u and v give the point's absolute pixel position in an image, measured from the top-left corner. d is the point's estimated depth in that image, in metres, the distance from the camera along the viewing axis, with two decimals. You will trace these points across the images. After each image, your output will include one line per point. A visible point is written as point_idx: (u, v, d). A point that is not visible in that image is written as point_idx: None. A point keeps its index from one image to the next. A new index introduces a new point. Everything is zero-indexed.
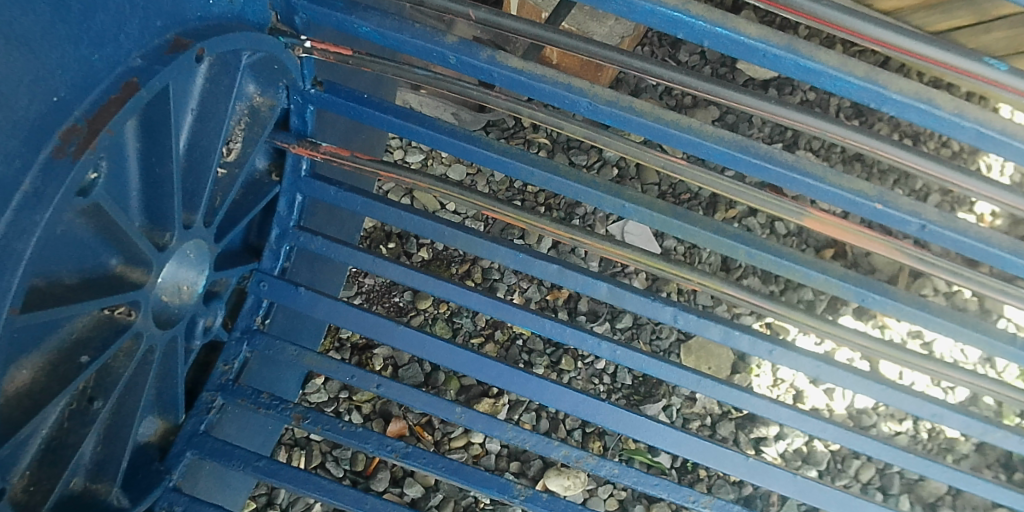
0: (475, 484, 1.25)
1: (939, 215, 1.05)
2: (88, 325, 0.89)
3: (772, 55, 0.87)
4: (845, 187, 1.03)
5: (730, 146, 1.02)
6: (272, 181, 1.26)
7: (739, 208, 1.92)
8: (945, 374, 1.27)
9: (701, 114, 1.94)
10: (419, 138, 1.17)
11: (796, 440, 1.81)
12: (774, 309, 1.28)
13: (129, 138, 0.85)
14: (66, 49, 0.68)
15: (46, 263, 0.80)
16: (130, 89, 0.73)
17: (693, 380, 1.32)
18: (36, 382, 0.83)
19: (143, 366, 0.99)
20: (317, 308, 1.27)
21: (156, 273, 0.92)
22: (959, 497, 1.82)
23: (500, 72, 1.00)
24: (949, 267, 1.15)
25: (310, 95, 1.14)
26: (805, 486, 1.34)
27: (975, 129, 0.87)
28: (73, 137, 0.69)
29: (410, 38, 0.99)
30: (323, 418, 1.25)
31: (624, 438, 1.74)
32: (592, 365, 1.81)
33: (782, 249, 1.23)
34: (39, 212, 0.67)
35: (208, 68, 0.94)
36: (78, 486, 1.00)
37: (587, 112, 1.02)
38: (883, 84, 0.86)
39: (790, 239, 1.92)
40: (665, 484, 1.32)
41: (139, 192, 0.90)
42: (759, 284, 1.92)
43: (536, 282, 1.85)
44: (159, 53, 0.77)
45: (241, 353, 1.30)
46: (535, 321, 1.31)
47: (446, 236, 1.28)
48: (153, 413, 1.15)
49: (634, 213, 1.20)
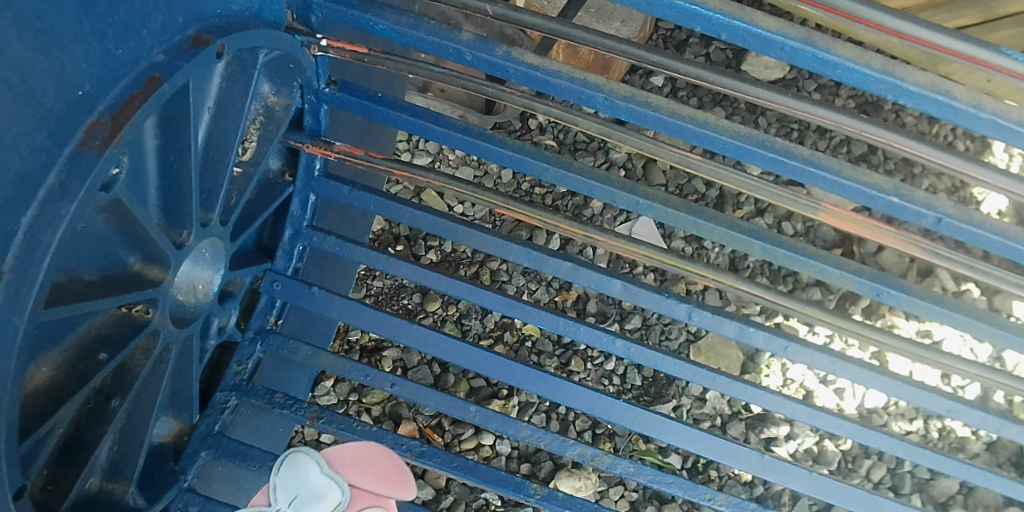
0: (491, 483, 1.25)
1: (955, 207, 1.05)
2: (106, 322, 0.89)
3: (789, 48, 0.87)
4: (861, 181, 1.03)
5: (746, 140, 1.02)
6: (285, 181, 1.26)
7: (747, 208, 1.92)
8: (958, 369, 1.28)
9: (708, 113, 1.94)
10: (433, 137, 1.17)
11: (807, 440, 1.80)
12: (789, 306, 1.28)
13: (149, 135, 0.85)
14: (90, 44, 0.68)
15: (68, 259, 0.80)
16: (153, 84, 0.73)
17: (707, 377, 1.32)
18: (55, 380, 0.83)
19: (160, 366, 0.99)
20: (331, 308, 1.28)
21: (174, 271, 0.92)
22: (970, 496, 1.80)
23: (516, 68, 1.01)
24: (965, 261, 1.14)
25: (324, 94, 1.15)
26: (821, 483, 1.34)
27: (993, 121, 0.87)
28: (97, 131, 0.69)
29: (426, 35, 1.00)
30: (336, 417, 1.26)
31: (634, 439, 1.73)
32: (601, 366, 1.81)
33: (797, 244, 1.23)
34: (63, 206, 0.67)
35: (225, 66, 0.94)
36: (94, 486, 1.00)
37: (602, 107, 1.03)
38: (900, 76, 0.86)
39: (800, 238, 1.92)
40: (680, 482, 1.32)
41: (157, 190, 0.90)
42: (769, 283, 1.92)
43: (545, 283, 1.85)
44: (180, 50, 0.77)
45: (255, 353, 1.30)
46: (549, 319, 1.31)
47: (459, 234, 1.28)
48: (167, 413, 1.15)
49: (648, 209, 1.20)
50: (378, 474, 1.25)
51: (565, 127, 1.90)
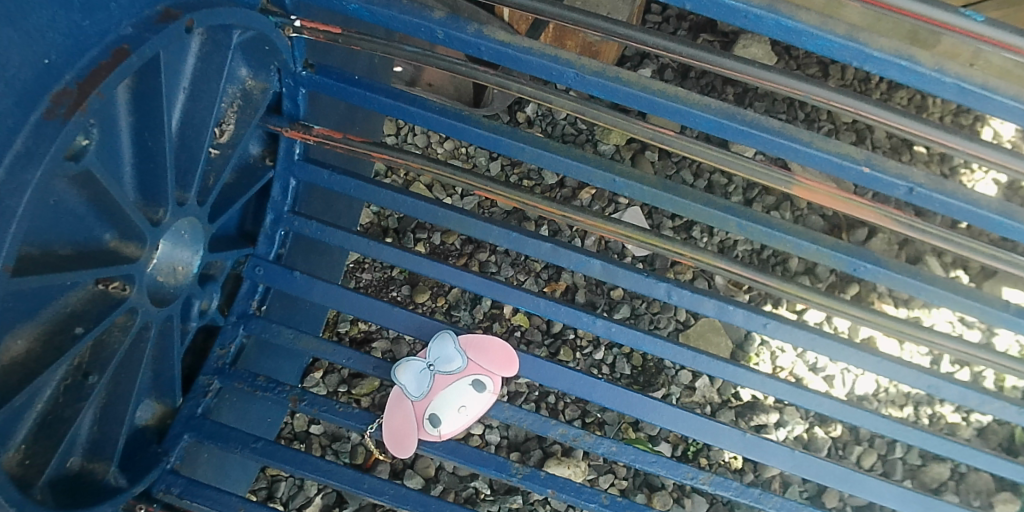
0: (473, 463, 1.29)
1: (927, 178, 1.05)
2: (82, 299, 0.90)
3: (753, 16, 0.89)
4: (832, 151, 1.03)
5: (717, 113, 1.03)
6: (266, 166, 1.28)
7: (746, 186, 1.86)
8: (940, 344, 1.27)
9: (704, 85, 1.91)
10: (411, 118, 1.19)
11: (797, 427, 1.71)
12: (767, 283, 1.29)
13: (121, 110, 0.86)
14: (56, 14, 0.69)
15: (38, 232, 0.81)
16: (120, 55, 0.74)
17: (689, 356, 1.32)
18: (31, 352, 0.84)
19: (139, 344, 1.00)
20: (313, 292, 1.29)
21: (150, 247, 0.93)
22: (962, 482, 1.72)
23: (487, 46, 1.02)
24: (939, 233, 1.15)
25: (301, 77, 1.17)
26: (803, 460, 1.33)
27: (957, 85, 0.88)
28: (64, 100, 0.70)
29: (397, 13, 1.02)
30: (319, 400, 1.28)
31: (623, 428, 1.68)
32: (590, 355, 1.73)
33: (774, 221, 1.24)
34: (30, 172, 0.68)
35: (200, 46, 0.96)
36: (74, 466, 1.01)
37: (574, 83, 1.04)
38: (863, 42, 0.88)
39: (805, 212, 1.86)
40: (663, 461, 1.32)
41: (131, 166, 0.91)
42: (772, 258, 1.83)
43: (534, 274, 1.77)
44: (149, 24, 0.79)
45: (238, 337, 1.32)
46: (530, 300, 1.32)
47: (439, 217, 1.30)
48: (149, 397, 1.16)
49: (625, 188, 1.21)
50: (494, 358, 1.31)
51: (553, 120, 1.86)
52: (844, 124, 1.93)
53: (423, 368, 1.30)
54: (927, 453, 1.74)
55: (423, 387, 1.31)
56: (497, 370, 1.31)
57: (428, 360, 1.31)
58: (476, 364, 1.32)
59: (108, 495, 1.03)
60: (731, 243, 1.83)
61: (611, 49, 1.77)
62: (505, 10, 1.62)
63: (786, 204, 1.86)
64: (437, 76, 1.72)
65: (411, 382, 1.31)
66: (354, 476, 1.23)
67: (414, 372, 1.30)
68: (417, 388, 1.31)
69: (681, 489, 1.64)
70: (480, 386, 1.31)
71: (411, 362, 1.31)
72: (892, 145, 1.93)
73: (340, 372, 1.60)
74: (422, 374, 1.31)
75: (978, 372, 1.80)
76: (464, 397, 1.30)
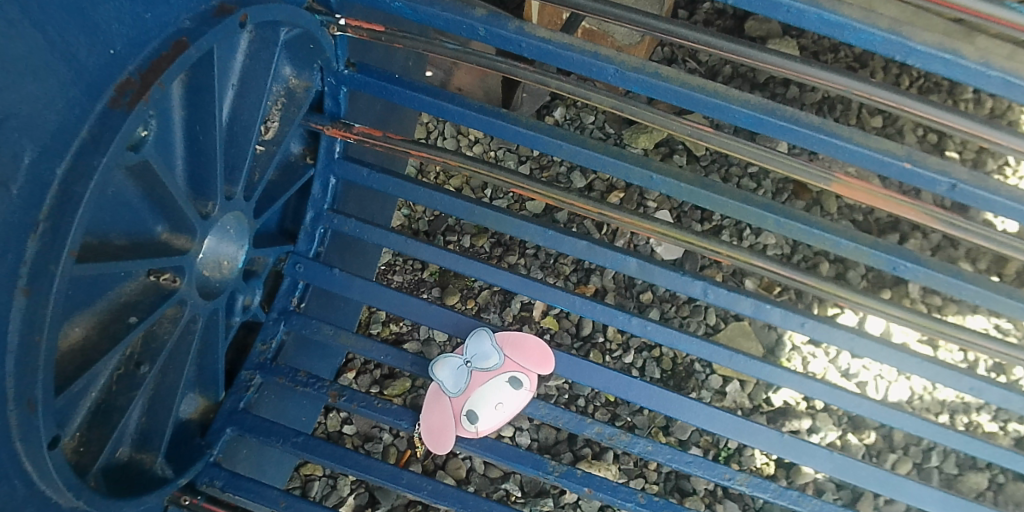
0: (510, 459, 1.29)
1: (970, 174, 1.03)
2: (136, 289, 0.93)
3: (795, 10, 0.88)
4: (873, 147, 1.01)
5: (756, 109, 1.03)
6: (307, 164, 1.31)
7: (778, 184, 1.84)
8: (980, 345, 1.23)
9: (733, 83, 1.89)
10: (449, 115, 1.21)
11: (830, 433, 1.67)
12: (806, 282, 1.25)
13: (174, 105, 0.89)
14: (106, 8, 0.73)
15: (100, 220, 0.84)
16: (180, 47, 0.80)
17: (723, 355, 1.29)
18: (87, 339, 0.87)
19: (187, 336, 1.02)
20: (351, 288, 1.31)
21: (199, 241, 0.96)
22: (1001, 493, 1.66)
23: (528, 42, 1.04)
24: (983, 231, 1.11)
25: (343, 76, 1.19)
26: (842, 463, 1.29)
27: (1002, 78, 0.87)
28: (127, 90, 0.76)
29: (440, 11, 1.05)
30: (358, 395, 1.31)
31: (654, 431, 1.66)
32: (620, 359, 1.71)
33: (812, 219, 1.22)
34: (97, 157, 0.73)
35: (248, 43, 1.00)
36: (124, 455, 1.03)
37: (614, 79, 1.05)
38: (906, 35, 0.87)
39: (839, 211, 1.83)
40: (701, 461, 1.30)
41: (183, 160, 0.94)
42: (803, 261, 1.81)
43: (563, 277, 1.76)
44: (205, 18, 0.84)
45: (279, 333, 1.36)
46: (565, 298, 1.31)
47: (475, 214, 1.30)
48: (194, 390, 1.20)
49: (662, 185, 1.20)
50: (532, 356, 1.31)
51: (581, 123, 1.84)
52: (874, 119, 1.90)
53: (460, 364, 1.31)
54: (963, 462, 1.70)
55: (460, 383, 1.31)
56: (535, 368, 1.31)
57: (465, 356, 1.32)
58: (512, 362, 1.32)
59: (154, 486, 1.05)
60: (762, 246, 1.81)
61: (642, 52, 1.76)
62: (536, 11, 1.67)
63: (817, 204, 1.83)
64: (467, 80, 1.74)
65: (449, 378, 1.32)
66: (392, 471, 1.24)
67: (452, 368, 1.32)
68: (455, 384, 1.32)
69: (712, 495, 1.61)
70: (517, 383, 1.31)
71: (448, 358, 1.32)
72: (924, 143, 1.90)
73: (373, 372, 1.61)
74: (460, 370, 1.31)
75: (1016, 378, 1.75)
76: (500, 393, 1.31)
